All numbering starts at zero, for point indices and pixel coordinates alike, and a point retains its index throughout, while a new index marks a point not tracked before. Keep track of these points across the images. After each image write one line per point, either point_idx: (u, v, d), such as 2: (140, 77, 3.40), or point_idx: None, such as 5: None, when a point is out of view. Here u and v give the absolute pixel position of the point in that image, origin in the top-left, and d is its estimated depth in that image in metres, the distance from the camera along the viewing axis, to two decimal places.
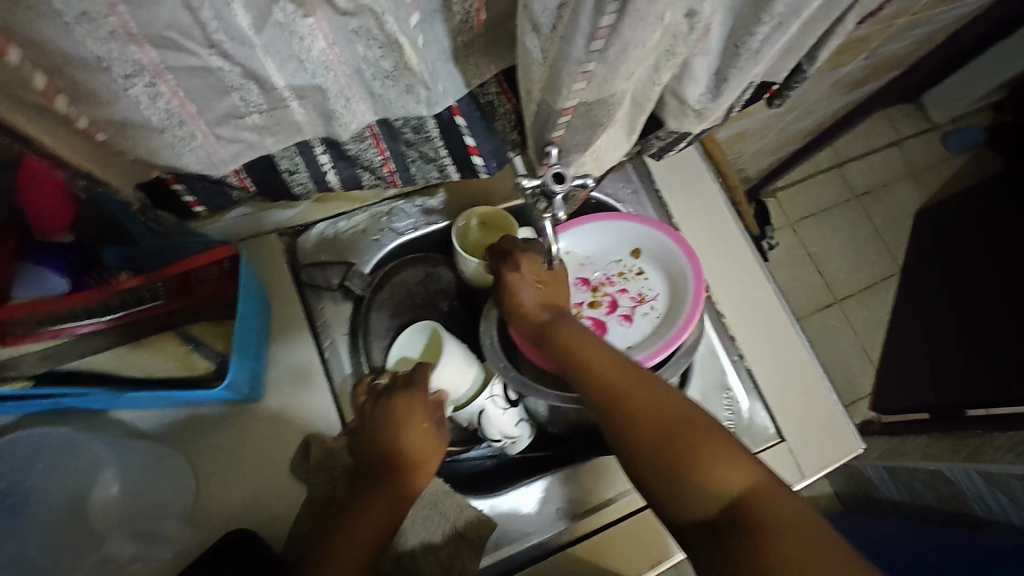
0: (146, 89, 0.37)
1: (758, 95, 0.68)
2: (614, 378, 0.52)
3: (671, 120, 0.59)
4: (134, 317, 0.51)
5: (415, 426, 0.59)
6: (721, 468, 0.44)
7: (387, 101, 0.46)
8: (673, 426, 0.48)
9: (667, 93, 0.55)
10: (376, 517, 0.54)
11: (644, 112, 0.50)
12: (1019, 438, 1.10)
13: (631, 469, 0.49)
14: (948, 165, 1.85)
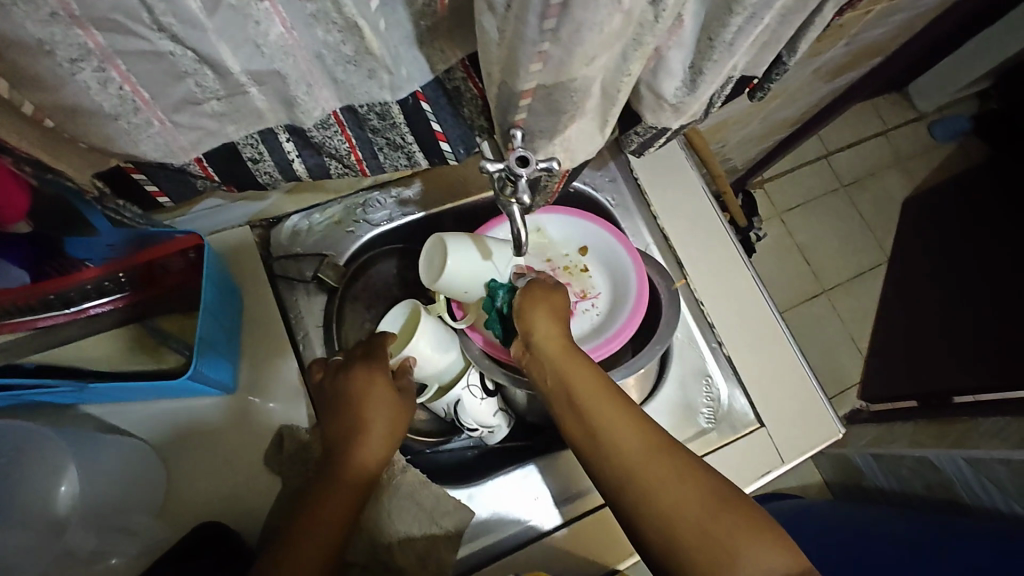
0: (95, 74, 0.36)
1: (741, 91, 0.68)
2: (643, 450, 0.52)
3: (648, 115, 0.57)
4: (96, 308, 0.53)
5: (378, 414, 0.59)
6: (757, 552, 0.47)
7: (351, 87, 0.45)
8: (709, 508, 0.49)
9: (642, 87, 0.54)
10: (338, 508, 0.54)
11: (618, 104, 0.47)
12: (1004, 423, 1.11)
13: (658, 532, 0.49)
14: (936, 154, 1.85)
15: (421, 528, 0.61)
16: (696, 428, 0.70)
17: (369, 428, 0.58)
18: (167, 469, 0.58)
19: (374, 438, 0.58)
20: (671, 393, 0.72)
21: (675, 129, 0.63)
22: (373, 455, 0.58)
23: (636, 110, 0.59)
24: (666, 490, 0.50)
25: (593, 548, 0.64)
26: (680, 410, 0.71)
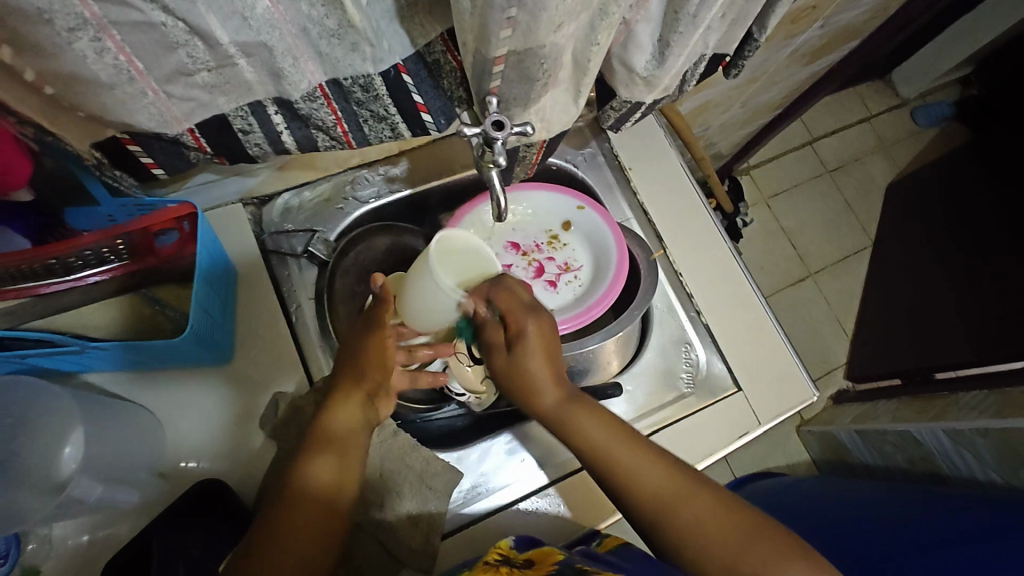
0: (92, 44, 0.38)
1: (713, 70, 0.70)
2: (664, 494, 0.54)
3: (622, 89, 0.59)
4: (97, 275, 0.55)
5: (340, 408, 0.58)
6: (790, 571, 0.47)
7: (335, 60, 0.48)
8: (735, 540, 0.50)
9: (614, 61, 0.56)
10: (327, 481, 0.55)
11: (589, 74, 0.50)
12: (982, 396, 1.15)
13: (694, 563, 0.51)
14: (919, 140, 1.88)
15: (411, 488, 0.64)
16: (675, 392, 0.73)
17: (329, 424, 0.58)
18: (165, 433, 0.60)
19: (347, 418, 0.58)
20: (651, 360, 0.75)
21: (650, 103, 0.65)
22: (349, 427, 0.58)
23: (611, 85, 0.61)
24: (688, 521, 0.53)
25: (574, 509, 0.67)
26: (661, 376, 0.74)
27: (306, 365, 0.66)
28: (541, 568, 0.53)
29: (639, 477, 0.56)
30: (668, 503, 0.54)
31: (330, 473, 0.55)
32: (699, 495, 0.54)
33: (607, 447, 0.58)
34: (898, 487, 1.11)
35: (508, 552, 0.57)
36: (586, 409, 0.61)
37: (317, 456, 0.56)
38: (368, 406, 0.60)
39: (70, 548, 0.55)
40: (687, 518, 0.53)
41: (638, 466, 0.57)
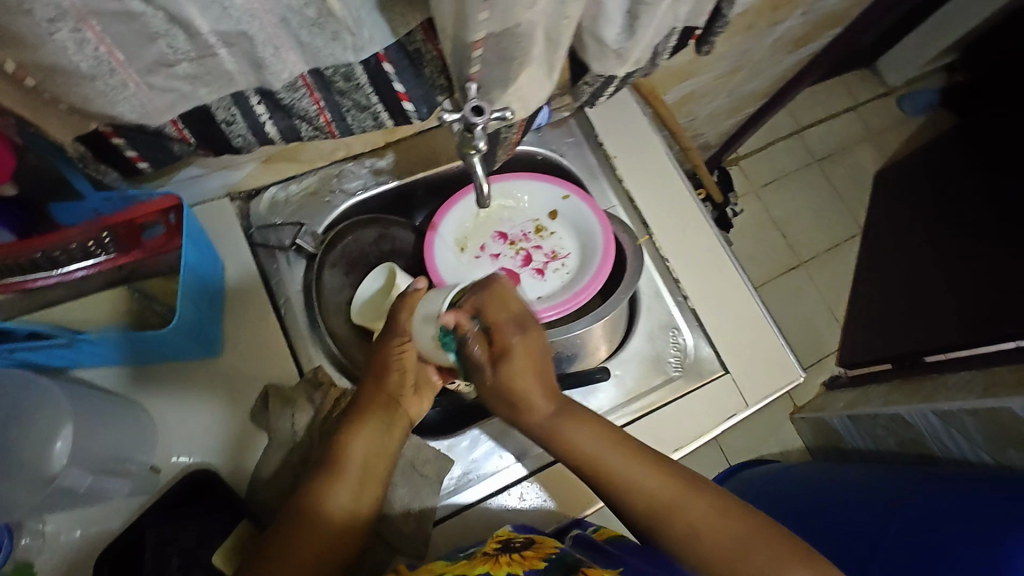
0: (72, 35, 0.39)
1: (684, 44, 0.71)
2: (664, 505, 0.52)
3: (594, 64, 0.60)
4: (83, 269, 0.54)
5: (358, 437, 0.57)
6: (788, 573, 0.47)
7: (316, 50, 0.48)
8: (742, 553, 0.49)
9: (585, 35, 0.56)
10: (344, 514, 0.55)
11: (562, 50, 0.50)
12: (970, 377, 1.16)
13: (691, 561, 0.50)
14: (906, 127, 1.89)
15: (403, 476, 0.64)
16: (664, 376, 0.74)
17: (346, 451, 0.56)
18: (157, 425, 0.60)
19: (364, 450, 0.57)
20: (639, 346, 0.75)
21: (623, 76, 0.65)
22: (368, 460, 0.57)
23: (583, 59, 0.61)
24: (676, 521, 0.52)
25: (568, 490, 0.68)
26: (650, 361, 0.75)
27: (296, 356, 0.66)
28: (541, 552, 0.55)
29: (639, 488, 0.54)
30: (669, 513, 0.52)
31: (347, 502, 0.55)
32: (699, 501, 0.52)
33: (603, 460, 0.56)
34: (889, 468, 1.12)
35: (507, 536, 0.58)
36: (576, 419, 0.58)
37: (336, 486, 0.55)
38: (385, 433, 0.59)
39: (64, 542, 0.55)
40: (684, 524, 0.51)
41: (630, 471, 0.55)
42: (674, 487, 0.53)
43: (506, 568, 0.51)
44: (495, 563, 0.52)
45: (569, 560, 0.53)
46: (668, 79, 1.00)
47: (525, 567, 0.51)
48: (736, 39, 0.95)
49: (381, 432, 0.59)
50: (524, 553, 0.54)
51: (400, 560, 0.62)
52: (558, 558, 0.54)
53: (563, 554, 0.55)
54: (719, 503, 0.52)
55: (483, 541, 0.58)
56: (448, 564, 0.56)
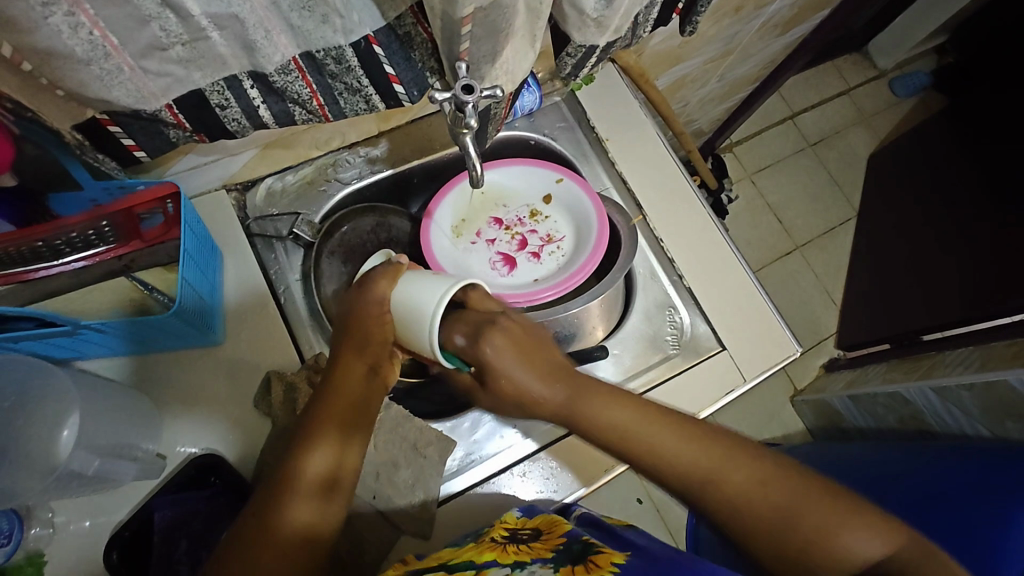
0: (66, 19, 0.39)
1: (665, 20, 0.72)
2: (705, 469, 0.52)
3: (575, 33, 0.61)
4: (86, 259, 0.55)
5: (315, 448, 0.53)
6: (849, 535, 0.49)
7: (307, 33, 0.49)
8: (791, 509, 0.51)
9: (565, 5, 0.57)
10: (302, 532, 0.50)
11: (542, 17, 0.51)
12: (968, 352, 1.17)
13: (753, 523, 0.51)
14: (898, 110, 1.90)
15: (406, 458, 0.65)
16: (661, 354, 0.74)
17: (300, 461, 0.52)
18: (161, 414, 0.61)
19: (327, 453, 0.54)
20: (636, 325, 0.76)
21: (605, 46, 0.65)
22: (331, 469, 0.53)
23: (562, 28, 0.62)
24: (731, 486, 0.52)
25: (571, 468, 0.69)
26: (647, 339, 0.75)
27: (297, 343, 0.67)
28: (549, 542, 0.53)
29: (675, 458, 0.53)
30: (711, 479, 0.52)
31: (309, 513, 0.51)
32: (747, 466, 0.53)
33: (634, 430, 0.54)
34: (890, 444, 1.12)
35: (514, 527, 0.57)
36: (599, 392, 0.55)
37: (295, 499, 0.51)
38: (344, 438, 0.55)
39: (72, 531, 0.56)
40: (739, 490, 0.52)
41: (672, 444, 0.54)
42: (710, 451, 0.53)
43: (512, 557, 0.50)
44: (501, 553, 0.51)
45: (577, 548, 0.51)
46: (659, 63, 1.01)
47: (531, 556, 0.50)
48: (725, 21, 0.96)
49: (344, 437, 0.55)
50: (532, 543, 0.53)
51: (406, 540, 0.63)
52: (567, 546, 0.52)
53: (571, 541, 0.53)
54: (755, 462, 0.53)
55: (489, 533, 0.58)
56: (454, 552, 0.55)
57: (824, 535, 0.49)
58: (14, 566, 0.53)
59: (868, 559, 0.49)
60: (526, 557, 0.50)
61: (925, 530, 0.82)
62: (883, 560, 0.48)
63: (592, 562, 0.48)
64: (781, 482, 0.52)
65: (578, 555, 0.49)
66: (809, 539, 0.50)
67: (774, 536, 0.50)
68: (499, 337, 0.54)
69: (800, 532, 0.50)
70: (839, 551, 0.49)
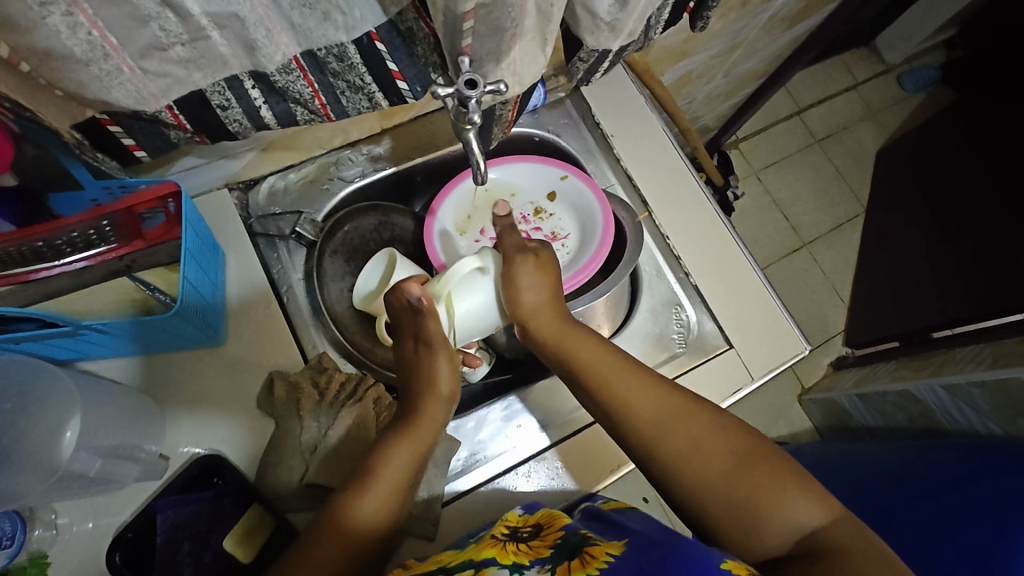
0: (64, 19, 0.39)
1: (677, 21, 0.70)
2: (662, 420, 0.55)
3: (587, 36, 0.60)
4: (88, 259, 0.54)
5: (398, 443, 0.57)
6: (784, 505, 0.49)
7: (308, 30, 0.48)
8: (734, 471, 0.51)
9: (577, 7, 0.56)
10: (338, 541, 0.51)
11: (554, 20, 0.50)
12: (979, 350, 1.15)
13: (689, 475, 0.52)
14: (906, 105, 1.88)
15: None
16: (668, 352, 0.74)
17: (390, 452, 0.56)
18: (164, 415, 0.60)
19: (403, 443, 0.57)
20: (642, 323, 0.75)
21: (617, 50, 0.65)
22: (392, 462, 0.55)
23: (575, 32, 0.61)
24: (678, 431, 0.54)
25: (586, 463, 0.69)
26: (653, 337, 0.74)
27: (300, 344, 0.67)
28: (548, 539, 0.53)
29: (635, 405, 0.56)
30: (663, 430, 0.54)
31: (372, 512, 0.53)
32: (697, 423, 0.54)
33: (595, 363, 0.59)
34: (900, 442, 1.11)
35: (515, 526, 0.57)
36: (584, 338, 0.61)
37: (369, 492, 0.53)
38: (424, 440, 0.58)
39: (77, 532, 0.56)
40: (689, 445, 0.53)
41: (627, 385, 0.57)
42: (672, 404, 0.56)
43: (512, 557, 0.50)
44: (501, 552, 0.51)
45: (573, 542, 0.51)
46: (664, 58, 1.00)
47: (531, 556, 0.50)
48: (732, 14, 0.95)
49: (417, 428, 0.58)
50: (531, 542, 0.52)
51: (409, 542, 0.62)
52: (563, 541, 0.52)
53: (568, 535, 0.53)
54: (712, 421, 0.54)
55: (490, 532, 0.57)
56: (455, 553, 0.55)
57: (760, 502, 0.49)
58: (17, 567, 0.53)
59: (799, 531, 0.48)
60: (525, 559, 0.49)
61: (935, 529, 0.81)
62: (816, 534, 0.47)
63: (588, 555, 0.48)
64: (732, 442, 0.52)
65: (573, 550, 0.49)
66: (744, 501, 0.50)
67: (703, 488, 0.51)
68: (527, 270, 0.63)
69: (735, 495, 0.50)
70: (773, 517, 0.48)
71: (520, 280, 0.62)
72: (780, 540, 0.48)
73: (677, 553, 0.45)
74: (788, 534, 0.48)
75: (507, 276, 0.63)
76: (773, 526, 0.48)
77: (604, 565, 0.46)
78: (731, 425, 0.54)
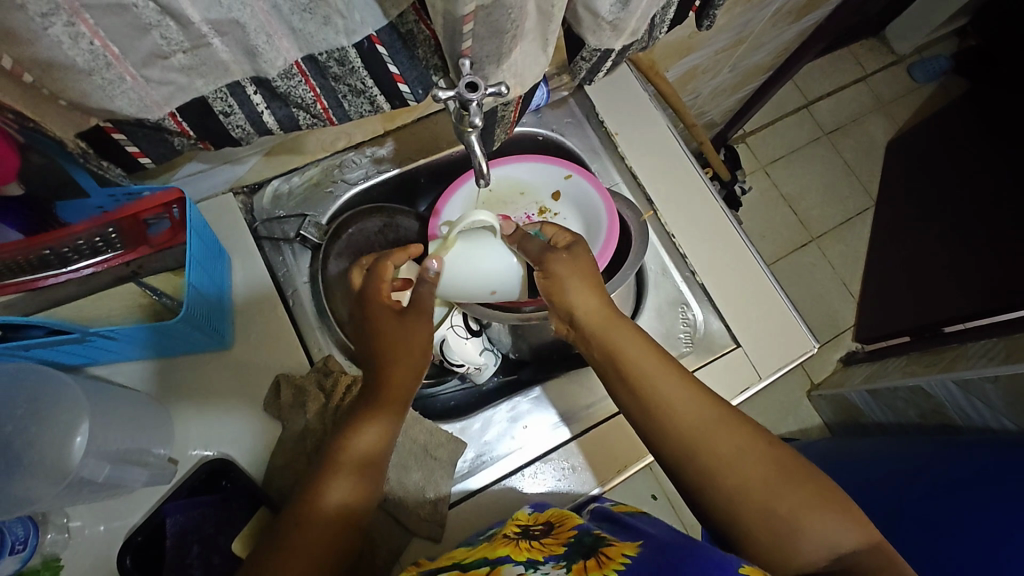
0: (66, 29, 0.39)
1: (681, 18, 0.70)
2: (707, 428, 0.55)
3: (589, 36, 0.59)
4: (94, 266, 0.54)
5: (371, 425, 0.57)
6: (822, 524, 0.49)
7: (308, 35, 0.48)
8: (777, 488, 0.51)
9: (579, 7, 0.56)
10: (321, 530, 0.52)
11: (555, 20, 0.50)
12: (991, 345, 1.14)
13: (726, 483, 0.52)
14: (917, 96, 1.85)
15: (416, 458, 0.64)
16: (674, 352, 0.73)
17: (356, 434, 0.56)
18: (173, 420, 0.61)
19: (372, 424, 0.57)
20: (649, 323, 0.75)
21: (620, 49, 0.64)
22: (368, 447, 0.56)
23: (577, 32, 0.61)
24: (720, 438, 0.54)
25: (596, 463, 0.68)
26: (660, 337, 0.74)
27: (306, 346, 0.67)
28: (561, 537, 0.53)
29: (677, 410, 0.56)
30: (706, 438, 0.54)
31: (345, 497, 0.54)
32: (737, 434, 0.54)
33: (638, 362, 0.58)
34: (911, 439, 1.10)
35: (526, 523, 0.57)
36: (628, 334, 0.59)
37: (338, 478, 0.54)
38: (391, 418, 0.58)
39: (89, 536, 0.56)
40: (731, 452, 0.53)
41: (668, 386, 0.57)
42: (713, 411, 0.56)
43: (525, 554, 0.50)
44: (514, 549, 0.51)
45: (588, 542, 0.51)
46: (668, 54, 0.99)
47: (544, 553, 0.50)
48: (737, 8, 0.94)
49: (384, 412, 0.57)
50: (544, 540, 0.53)
51: (417, 543, 0.62)
52: (578, 540, 0.52)
53: (583, 535, 0.53)
54: (753, 436, 0.54)
55: (501, 530, 0.57)
56: (467, 550, 0.55)
57: (800, 518, 0.49)
58: (31, 571, 0.53)
59: (836, 550, 0.48)
60: (538, 555, 0.50)
61: (948, 529, 0.81)
62: (851, 554, 0.48)
63: (604, 556, 0.48)
64: (771, 458, 0.53)
65: (589, 550, 0.49)
66: (783, 517, 0.50)
67: (739, 498, 0.52)
68: (568, 268, 0.60)
69: (774, 509, 0.50)
70: (811, 535, 0.49)
71: (564, 279, 0.59)
72: (817, 558, 0.48)
73: (690, 556, 0.45)
74: (820, 551, 0.48)
75: (549, 274, 0.60)
76: (811, 543, 0.49)
77: (620, 566, 0.46)
78: (773, 442, 0.55)
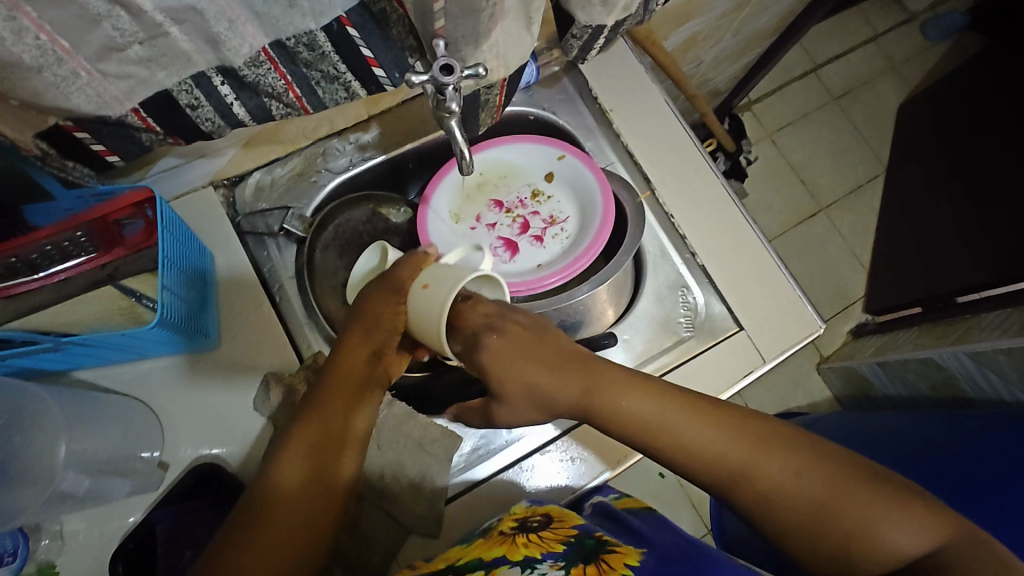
0: (7, 24, 0.36)
1: None
2: (734, 459, 0.50)
3: (578, 10, 0.56)
4: (65, 271, 0.52)
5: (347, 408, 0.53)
6: (886, 524, 0.46)
7: (274, 19, 0.44)
8: (835, 497, 0.47)
9: None
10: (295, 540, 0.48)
11: None
12: (1004, 316, 1.10)
13: (779, 513, 0.48)
14: (931, 55, 1.77)
15: (410, 454, 0.63)
16: (675, 337, 0.71)
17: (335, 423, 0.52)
18: (160, 422, 0.60)
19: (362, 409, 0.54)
20: (647, 308, 0.72)
21: (610, 26, 0.61)
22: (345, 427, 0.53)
23: (568, 10, 0.57)
24: (750, 468, 0.49)
25: (594, 454, 0.66)
26: (660, 323, 0.72)
27: (293, 342, 0.65)
28: (561, 533, 0.51)
29: (697, 451, 0.50)
30: (742, 469, 0.49)
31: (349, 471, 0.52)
32: (773, 455, 0.49)
33: (642, 415, 0.52)
34: (920, 412, 1.07)
35: (525, 516, 0.55)
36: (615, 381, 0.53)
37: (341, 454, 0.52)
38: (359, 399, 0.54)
39: (83, 541, 0.56)
40: (772, 479, 0.49)
41: (679, 432, 0.51)
42: (733, 439, 0.50)
43: (523, 551, 0.48)
44: (510, 547, 0.49)
45: (589, 544, 0.49)
46: (666, 21, 0.94)
47: (542, 549, 0.48)
48: None
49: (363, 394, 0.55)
50: (543, 534, 0.51)
51: (413, 541, 0.62)
52: (578, 541, 0.50)
53: (583, 536, 0.51)
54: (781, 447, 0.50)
55: (499, 523, 0.55)
56: (464, 547, 0.53)
57: (868, 526, 0.46)
58: None
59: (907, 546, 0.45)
60: (536, 551, 0.48)
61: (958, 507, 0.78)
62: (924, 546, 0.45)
63: (605, 563, 0.46)
64: (813, 465, 0.49)
65: (590, 554, 0.48)
66: (843, 531, 0.46)
67: (814, 529, 0.47)
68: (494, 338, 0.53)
69: (837, 518, 0.47)
70: (880, 540, 0.46)
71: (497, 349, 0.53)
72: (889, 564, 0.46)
73: None
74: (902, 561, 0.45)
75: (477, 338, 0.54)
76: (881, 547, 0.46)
77: None
78: (803, 447, 0.50)
